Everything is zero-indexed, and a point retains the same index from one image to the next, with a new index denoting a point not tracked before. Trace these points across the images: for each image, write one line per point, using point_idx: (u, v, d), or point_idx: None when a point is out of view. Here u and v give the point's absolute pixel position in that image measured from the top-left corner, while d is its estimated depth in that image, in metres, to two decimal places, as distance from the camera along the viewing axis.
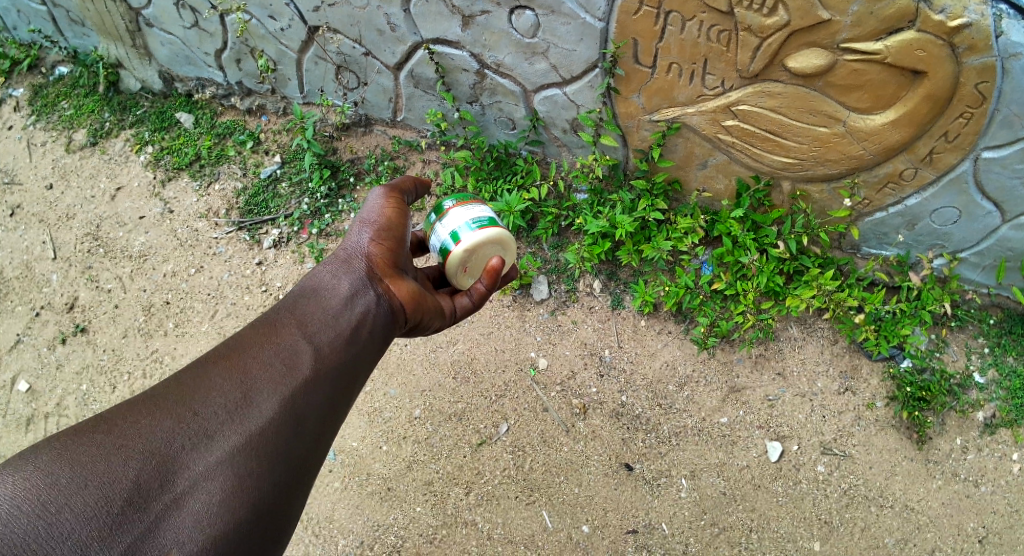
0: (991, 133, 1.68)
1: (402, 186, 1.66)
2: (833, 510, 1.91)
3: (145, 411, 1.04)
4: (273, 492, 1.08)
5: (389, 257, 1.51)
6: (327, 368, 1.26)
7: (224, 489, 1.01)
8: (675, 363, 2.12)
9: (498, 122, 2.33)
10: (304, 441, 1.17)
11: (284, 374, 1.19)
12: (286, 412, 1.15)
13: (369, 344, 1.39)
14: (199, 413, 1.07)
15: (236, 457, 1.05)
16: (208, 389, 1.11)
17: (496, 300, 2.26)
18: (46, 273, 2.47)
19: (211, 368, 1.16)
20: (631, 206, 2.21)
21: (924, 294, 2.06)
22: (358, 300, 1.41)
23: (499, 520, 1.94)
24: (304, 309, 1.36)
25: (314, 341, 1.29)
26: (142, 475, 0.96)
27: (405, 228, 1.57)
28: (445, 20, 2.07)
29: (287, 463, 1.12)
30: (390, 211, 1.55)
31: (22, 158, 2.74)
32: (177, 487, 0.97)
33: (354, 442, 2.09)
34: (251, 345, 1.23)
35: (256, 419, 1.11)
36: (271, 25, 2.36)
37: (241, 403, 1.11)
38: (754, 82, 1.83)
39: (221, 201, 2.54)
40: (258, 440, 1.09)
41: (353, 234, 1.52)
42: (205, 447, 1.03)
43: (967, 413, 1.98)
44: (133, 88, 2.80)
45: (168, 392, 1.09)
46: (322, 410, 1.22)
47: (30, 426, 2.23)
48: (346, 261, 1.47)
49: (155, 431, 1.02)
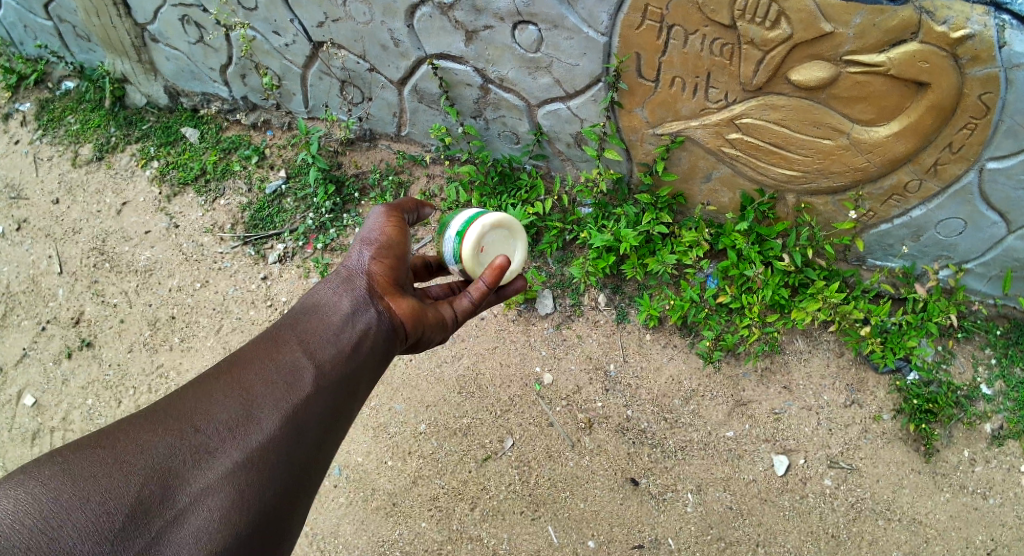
0: (995, 143, 1.67)
1: (404, 205, 1.67)
2: (841, 524, 1.89)
3: (147, 427, 1.04)
4: (274, 508, 1.08)
5: (389, 274, 1.51)
6: (329, 383, 1.26)
7: (226, 505, 1.01)
8: (680, 377, 2.11)
9: (502, 136, 2.34)
10: (304, 457, 1.16)
11: (285, 390, 1.19)
12: (288, 427, 1.15)
13: (370, 358, 1.39)
14: (200, 429, 1.07)
15: (237, 473, 1.05)
16: (209, 406, 1.11)
17: (500, 314, 2.26)
18: (52, 287, 2.48)
19: (213, 385, 1.16)
20: (635, 219, 2.22)
21: (930, 306, 2.04)
22: (359, 316, 1.41)
23: (505, 535, 1.93)
24: (305, 325, 1.36)
25: (314, 356, 1.28)
26: (143, 491, 0.95)
27: (406, 246, 1.57)
28: (448, 35, 2.08)
29: (288, 478, 1.12)
30: (391, 230, 1.56)
31: (29, 173, 2.75)
32: (178, 504, 0.97)
33: (359, 457, 2.08)
34: (252, 361, 1.23)
35: (258, 435, 1.11)
36: (275, 40, 2.37)
37: (242, 420, 1.11)
38: (757, 95, 1.83)
39: (226, 216, 2.55)
40: (259, 456, 1.09)
41: (354, 252, 1.52)
42: (206, 464, 1.03)
43: (974, 425, 1.97)
44: (139, 102, 2.82)
45: (169, 410, 1.09)
46: (323, 425, 1.22)
47: (36, 440, 2.23)
48: (347, 278, 1.47)
49: (156, 446, 1.02)
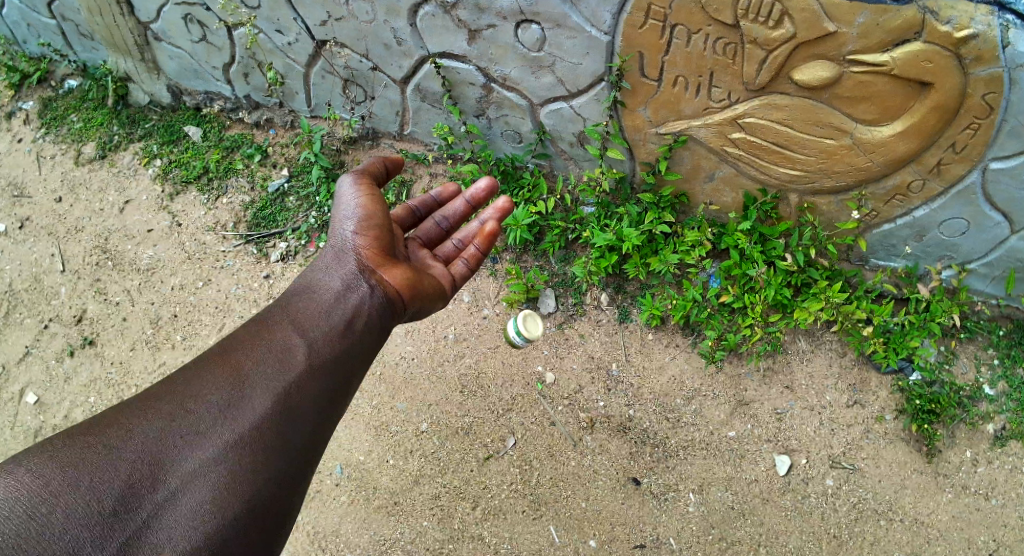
0: (999, 144, 1.67)
1: (372, 169, 1.71)
2: (843, 524, 1.89)
3: (138, 412, 1.12)
4: (270, 483, 1.14)
5: (377, 246, 1.59)
6: (321, 362, 1.31)
7: (217, 485, 1.08)
8: (682, 377, 2.11)
9: (504, 135, 2.34)
10: (300, 431, 1.22)
11: (277, 370, 1.25)
12: (280, 405, 1.21)
13: (366, 335, 1.44)
14: (191, 411, 1.14)
15: (230, 453, 1.12)
16: (200, 389, 1.18)
17: (503, 314, 2.27)
18: (55, 285, 2.48)
19: (207, 367, 1.23)
20: (638, 219, 2.22)
21: (933, 306, 2.03)
22: (351, 293, 1.47)
23: (507, 534, 1.93)
24: (296, 305, 1.42)
25: (306, 336, 1.34)
26: (134, 475, 1.04)
27: (385, 211, 1.63)
28: (450, 34, 2.08)
29: (283, 455, 1.18)
30: (366, 200, 1.60)
31: (32, 171, 2.75)
32: (169, 486, 1.05)
33: (361, 456, 2.08)
34: (245, 343, 1.29)
35: (250, 414, 1.17)
36: (278, 39, 2.37)
37: (233, 400, 1.18)
38: (760, 95, 1.82)
39: (229, 214, 2.55)
40: (251, 435, 1.15)
41: (338, 231, 1.60)
42: (197, 445, 1.10)
43: (977, 426, 1.96)
44: (142, 101, 2.82)
45: (162, 393, 1.17)
46: (317, 403, 1.27)
47: (38, 438, 2.23)
48: (337, 257, 1.55)
49: (147, 430, 1.10)
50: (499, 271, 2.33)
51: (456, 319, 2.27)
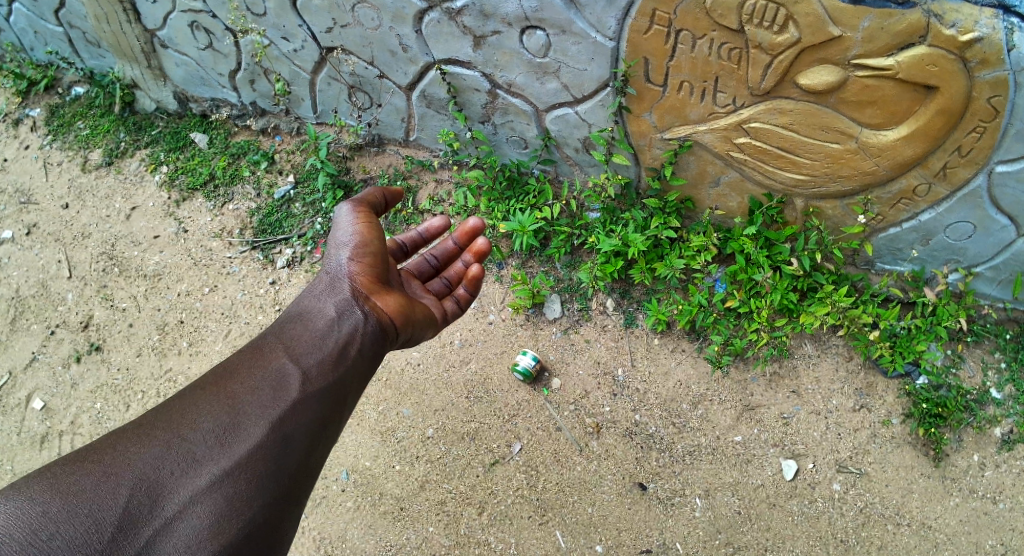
0: (1004, 147, 1.67)
1: (370, 198, 1.72)
2: (850, 529, 1.88)
3: (135, 440, 1.11)
4: (265, 512, 1.14)
5: (371, 274, 1.60)
6: (317, 387, 1.30)
7: (214, 512, 1.07)
8: (688, 382, 2.11)
9: (510, 141, 2.35)
10: (294, 459, 1.21)
11: (272, 397, 1.24)
12: (274, 433, 1.20)
13: (359, 360, 1.44)
14: (188, 438, 1.14)
15: (225, 481, 1.11)
16: (195, 416, 1.17)
17: (509, 319, 2.27)
18: (61, 291, 2.49)
19: (200, 394, 1.22)
20: (643, 224, 2.22)
21: (939, 310, 2.03)
22: (344, 320, 1.47)
23: (512, 540, 1.93)
24: (291, 332, 1.42)
25: (301, 362, 1.33)
26: (131, 500, 1.03)
27: (380, 240, 1.64)
28: (456, 40, 2.08)
29: (278, 483, 1.17)
30: (362, 228, 1.62)
31: (39, 178, 2.77)
32: (166, 513, 1.04)
33: (367, 462, 2.08)
34: (241, 370, 1.28)
35: (244, 442, 1.16)
36: (285, 46, 2.38)
37: (230, 427, 1.17)
38: (766, 99, 1.82)
39: (236, 220, 2.57)
40: (246, 462, 1.14)
41: (333, 256, 1.60)
42: (193, 473, 1.09)
43: (984, 429, 1.96)
44: (149, 108, 2.84)
45: (159, 420, 1.16)
46: (313, 431, 1.26)
47: (44, 443, 2.23)
48: (332, 284, 1.56)
49: (145, 457, 1.09)
50: (505, 277, 2.34)
51: (462, 324, 2.28)
